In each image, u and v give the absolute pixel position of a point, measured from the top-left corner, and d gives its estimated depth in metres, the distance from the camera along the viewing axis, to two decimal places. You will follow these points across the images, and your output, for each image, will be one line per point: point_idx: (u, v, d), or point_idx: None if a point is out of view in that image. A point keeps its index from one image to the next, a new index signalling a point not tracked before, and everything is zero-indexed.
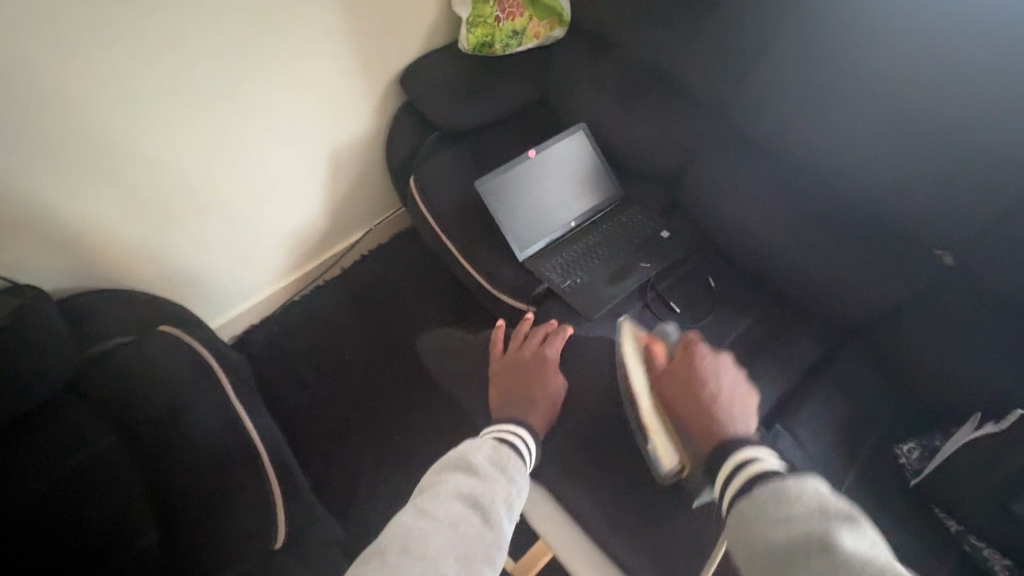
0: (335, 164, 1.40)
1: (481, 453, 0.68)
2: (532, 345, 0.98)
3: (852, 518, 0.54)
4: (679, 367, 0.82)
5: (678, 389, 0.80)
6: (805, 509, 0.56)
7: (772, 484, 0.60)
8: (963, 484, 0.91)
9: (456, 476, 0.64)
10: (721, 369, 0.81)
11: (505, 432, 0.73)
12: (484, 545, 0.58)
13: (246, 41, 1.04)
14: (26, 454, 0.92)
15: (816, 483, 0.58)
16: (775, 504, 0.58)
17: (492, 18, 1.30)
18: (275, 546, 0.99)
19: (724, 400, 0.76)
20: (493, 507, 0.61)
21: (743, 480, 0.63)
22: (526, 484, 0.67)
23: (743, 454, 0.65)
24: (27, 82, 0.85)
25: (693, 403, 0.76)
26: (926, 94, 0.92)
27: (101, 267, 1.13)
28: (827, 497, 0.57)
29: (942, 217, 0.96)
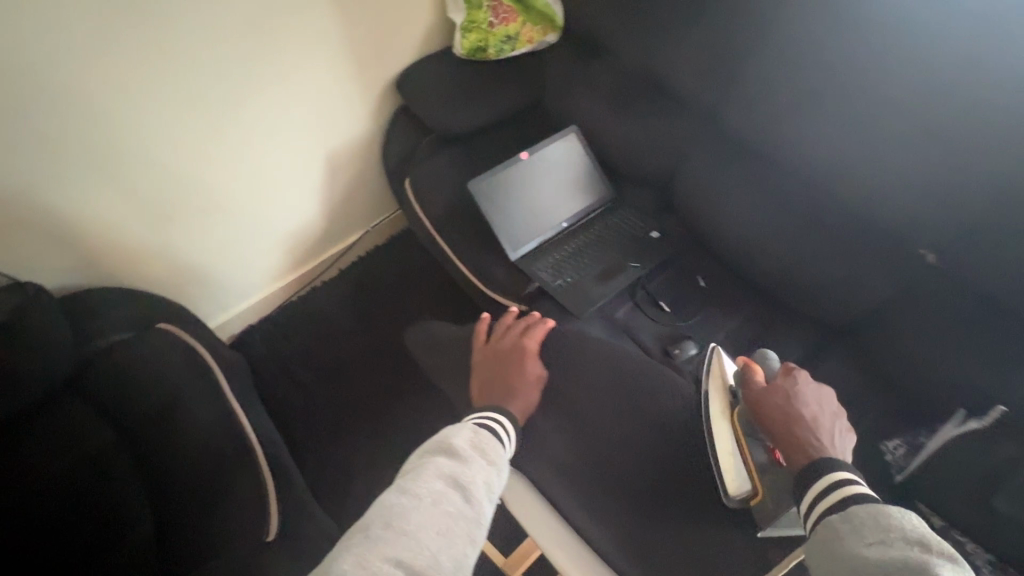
0: (333, 165, 1.42)
1: (463, 435, 0.69)
2: (515, 336, 1.01)
3: (953, 559, 0.57)
4: (783, 389, 0.81)
5: (779, 408, 0.79)
6: (905, 538, 0.59)
7: (877, 509, 0.62)
8: (946, 479, 0.93)
9: (439, 457, 0.66)
10: (823, 399, 0.81)
11: (485, 419, 0.75)
12: (465, 523, 0.60)
13: (244, 43, 1.07)
14: (29, 447, 0.95)
15: (914, 518, 0.61)
16: (876, 526, 0.61)
17: (486, 23, 1.33)
18: (268, 538, 1.00)
19: (827, 431, 0.76)
20: (474, 487, 0.63)
21: (839, 500, 0.65)
22: (505, 467, 0.69)
23: (841, 475, 0.68)
24: (28, 82, 0.87)
25: (796, 428, 0.76)
26: (908, 95, 0.94)
27: (102, 265, 1.15)
28: (926, 533, 0.60)
29: (926, 216, 0.98)
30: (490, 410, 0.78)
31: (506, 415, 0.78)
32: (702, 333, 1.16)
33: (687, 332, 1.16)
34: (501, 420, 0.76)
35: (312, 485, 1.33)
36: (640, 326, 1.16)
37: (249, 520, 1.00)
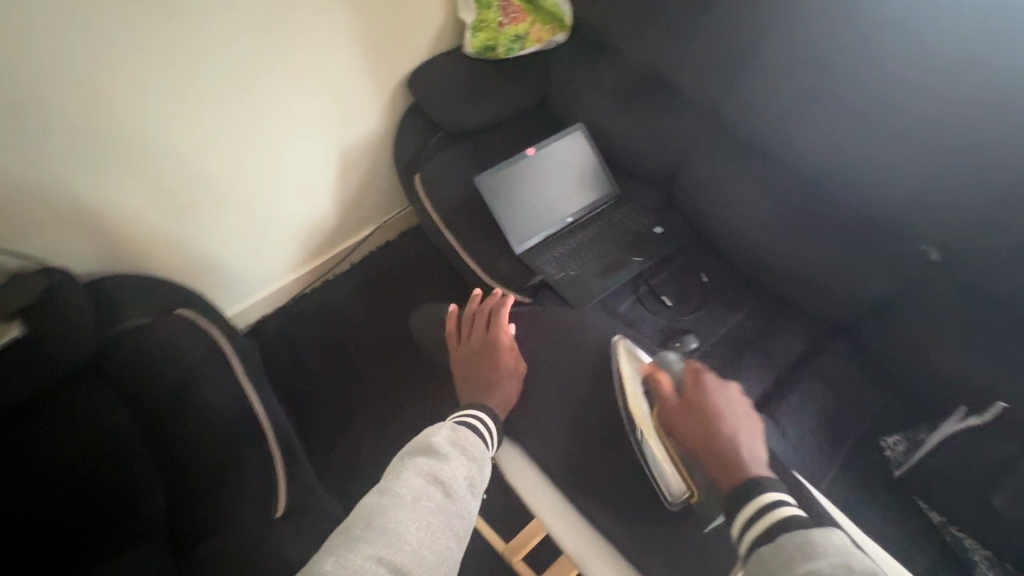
0: (345, 160, 1.46)
1: (442, 434, 0.72)
2: (484, 320, 0.97)
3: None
4: (694, 404, 0.79)
5: (696, 428, 0.76)
6: (833, 560, 0.55)
7: (803, 533, 0.59)
8: (945, 475, 0.93)
9: (419, 457, 0.68)
10: (734, 399, 0.79)
11: (466, 417, 0.78)
12: (446, 518, 0.63)
13: (260, 40, 1.11)
14: (50, 422, 1.00)
15: (840, 539, 0.58)
16: (805, 551, 0.57)
17: (496, 22, 1.36)
18: (275, 514, 1.04)
19: (745, 437, 0.74)
20: (454, 483, 0.66)
21: (768, 526, 0.62)
22: (485, 463, 0.72)
23: (770, 497, 0.65)
24: (58, 77, 0.92)
25: (719, 447, 0.74)
26: (910, 91, 0.95)
27: (123, 253, 1.20)
28: (854, 555, 0.56)
29: (929, 212, 0.98)
30: (472, 410, 0.80)
31: (486, 412, 0.81)
32: (703, 327, 1.17)
33: (687, 326, 1.17)
34: (483, 418, 0.79)
35: (320, 469, 1.37)
36: (641, 319, 1.18)
37: (258, 498, 1.04)
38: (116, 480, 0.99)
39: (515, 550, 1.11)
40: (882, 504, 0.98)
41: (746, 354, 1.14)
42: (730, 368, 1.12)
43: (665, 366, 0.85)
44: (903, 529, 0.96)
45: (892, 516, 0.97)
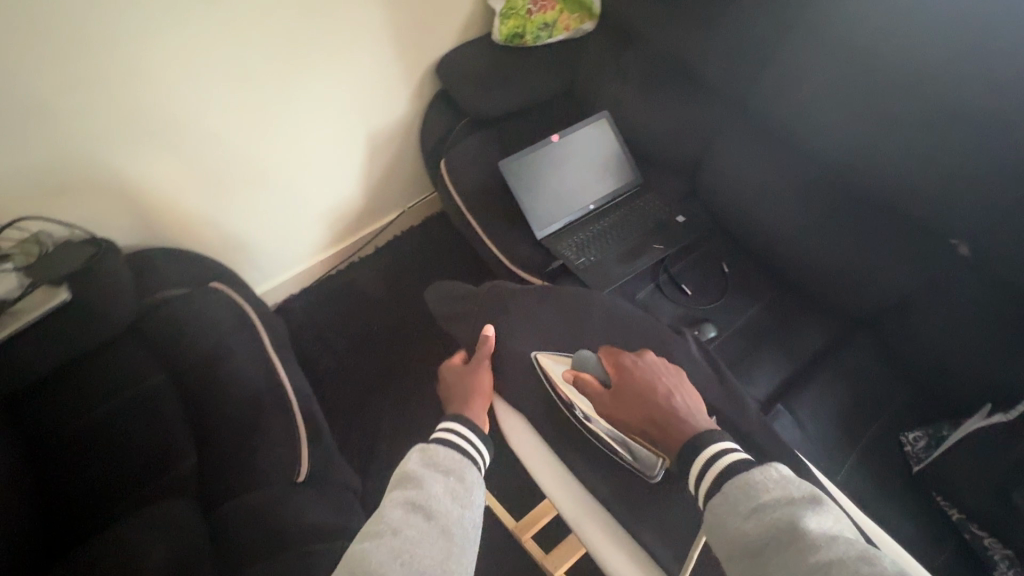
0: (373, 144, 1.50)
1: (412, 460, 0.68)
2: (476, 318, 0.90)
3: (816, 499, 0.56)
4: (626, 389, 0.73)
5: (637, 412, 0.71)
6: (777, 498, 0.57)
7: (743, 475, 0.60)
8: (966, 471, 0.91)
9: (395, 491, 0.64)
10: (653, 363, 0.76)
11: (438, 433, 0.72)
12: (431, 543, 0.59)
13: (293, 24, 1.14)
14: (93, 382, 1.07)
15: (780, 471, 0.60)
16: (749, 493, 0.58)
17: (525, 10, 1.38)
18: (298, 478, 1.08)
19: (679, 396, 0.72)
20: (433, 503, 0.62)
21: (714, 477, 0.62)
22: (466, 474, 0.67)
23: (714, 449, 0.64)
24: (104, 58, 0.96)
25: (661, 419, 0.70)
26: (944, 80, 0.92)
27: (161, 229, 1.25)
28: (793, 484, 0.58)
29: (961, 205, 0.95)
30: (445, 424, 0.73)
31: (466, 424, 0.73)
32: (722, 317, 1.17)
33: (707, 316, 1.17)
34: (461, 432, 0.72)
35: (340, 443, 1.41)
36: (660, 307, 1.18)
37: (281, 462, 1.07)
38: (140, 448, 1.04)
39: (526, 528, 1.12)
40: (900, 499, 0.97)
41: (763, 345, 1.13)
42: (748, 358, 1.11)
43: (582, 361, 0.77)
44: (919, 523, 0.95)
45: (909, 511, 0.96)
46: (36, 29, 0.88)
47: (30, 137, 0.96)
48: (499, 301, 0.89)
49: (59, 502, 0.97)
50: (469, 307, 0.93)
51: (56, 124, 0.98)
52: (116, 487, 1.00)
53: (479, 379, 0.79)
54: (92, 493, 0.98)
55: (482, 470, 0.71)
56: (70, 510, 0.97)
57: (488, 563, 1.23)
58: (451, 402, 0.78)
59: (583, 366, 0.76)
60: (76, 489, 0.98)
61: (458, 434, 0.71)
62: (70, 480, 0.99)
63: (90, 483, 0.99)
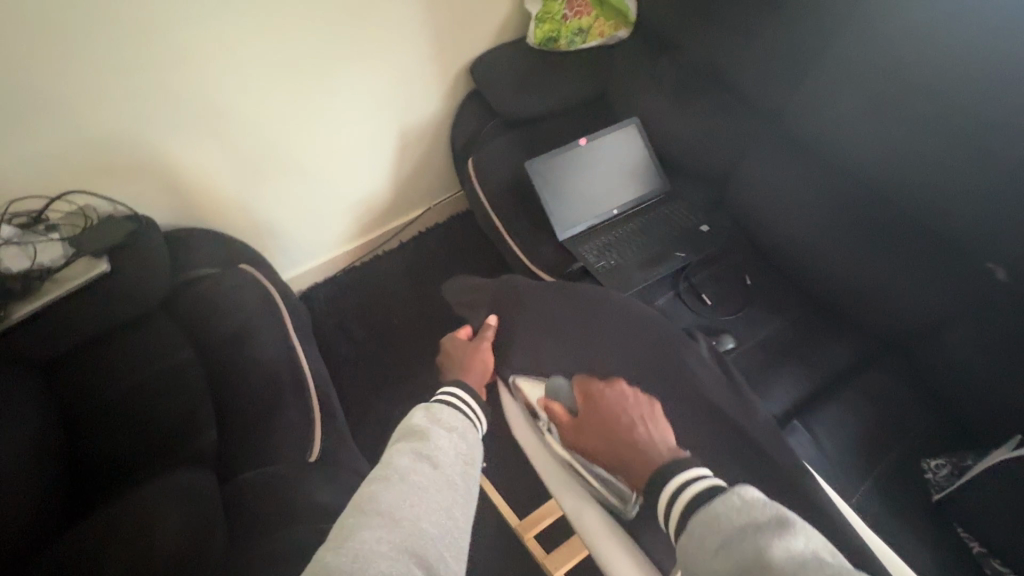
0: (404, 139, 1.53)
1: (417, 415, 0.70)
2: (489, 308, 0.91)
3: (781, 523, 0.54)
4: (589, 420, 0.72)
5: (597, 442, 0.70)
6: (742, 530, 0.55)
7: (705, 509, 0.57)
8: (992, 502, 0.87)
9: (400, 442, 0.67)
10: (625, 392, 0.73)
11: (445, 395, 0.74)
12: (437, 490, 0.62)
13: (335, 20, 1.18)
14: (125, 352, 1.12)
15: (743, 495, 0.57)
16: (713, 527, 0.56)
17: (560, 15, 1.40)
18: (309, 458, 1.08)
19: (643, 427, 0.69)
20: (439, 456, 0.65)
21: (679, 511, 0.60)
22: (466, 433, 0.71)
23: (676, 482, 0.61)
24: (158, 44, 1.02)
25: (621, 451, 0.68)
26: (987, 98, 0.90)
27: (198, 211, 1.30)
28: (759, 507, 0.56)
29: (998, 227, 0.92)
30: (447, 388, 0.76)
31: (466, 390, 0.76)
32: (741, 329, 1.15)
33: (726, 327, 1.15)
34: (462, 398, 0.74)
35: (354, 431, 1.44)
36: (679, 315, 1.17)
37: (293, 441, 1.09)
38: (163, 416, 1.08)
39: (530, 527, 1.11)
40: (920, 526, 0.93)
41: (782, 360, 1.11)
42: (767, 372, 1.09)
43: (554, 391, 0.77)
44: (940, 553, 0.90)
45: (928, 540, 0.92)
46: (100, 11, 0.94)
47: (85, 115, 1.03)
48: (512, 295, 0.90)
49: (86, 462, 1.02)
50: (483, 294, 0.94)
51: (111, 105, 1.04)
52: (136, 452, 1.03)
53: (482, 357, 0.83)
54: (115, 457, 1.02)
55: (479, 432, 0.74)
56: (95, 473, 1.01)
57: (489, 561, 1.23)
58: (452, 373, 0.82)
59: (555, 396, 0.77)
60: (101, 453, 1.03)
61: (459, 396, 0.74)
62: (97, 441, 1.03)
63: (114, 446, 1.04)
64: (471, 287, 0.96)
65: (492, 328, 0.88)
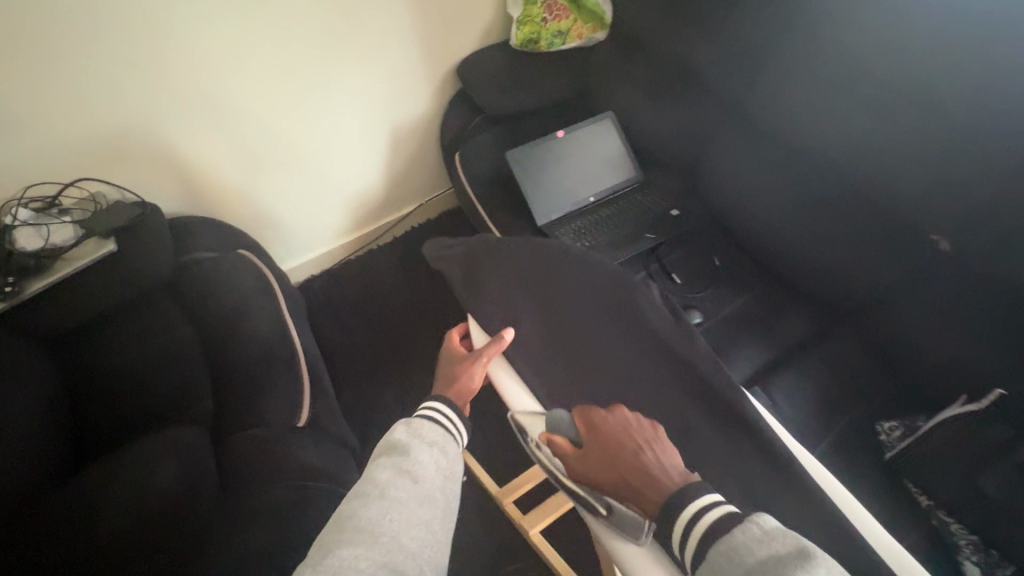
0: (395, 136, 1.62)
1: (398, 431, 0.75)
2: (460, 262, 0.96)
3: (803, 553, 0.53)
4: (592, 446, 0.72)
5: (604, 468, 0.70)
6: (764, 561, 0.53)
7: (726, 539, 0.56)
8: (938, 458, 0.91)
9: (381, 458, 0.72)
10: (626, 417, 0.74)
11: (430, 410, 0.78)
12: (416, 504, 0.67)
13: (328, 20, 1.27)
14: (129, 329, 1.20)
15: (762, 525, 0.56)
16: (734, 559, 0.55)
17: (540, 18, 1.48)
18: (297, 424, 1.15)
19: (650, 449, 0.69)
20: (418, 471, 0.70)
21: (697, 540, 0.59)
22: (446, 446, 0.75)
23: (692, 512, 0.60)
24: (165, 43, 1.11)
25: (630, 476, 0.68)
26: (926, 83, 0.97)
27: (201, 201, 1.39)
28: (778, 538, 0.55)
29: (940, 201, 0.99)
30: (428, 403, 0.80)
31: (450, 407, 0.79)
32: (709, 305, 1.21)
33: (694, 302, 1.21)
34: (446, 414, 0.78)
35: (346, 410, 1.51)
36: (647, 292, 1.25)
37: (283, 408, 1.15)
38: (162, 389, 1.15)
39: (508, 493, 1.16)
40: (873, 483, 0.98)
41: (745, 333, 1.17)
42: (731, 344, 1.15)
43: (555, 423, 0.78)
44: (892, 508, 0.95)
45: (879, 495, 0.97)
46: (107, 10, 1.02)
47: (95, 106, 1.11)
48: (484, 251, 0.94)
49: (89, 428, 1.10)
50: (456, 250, 0.98)
51: (120, 99, 1.13)
52: (138, 417, 1.11)
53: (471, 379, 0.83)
54: (116, 422, 1.10)
55: (461, 445, 0.79)
56: (99, 441, 1.09)
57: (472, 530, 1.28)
58: (443, 377, 0.85)
59: (556, 428, 0.77)
60: (103, 421, 1.10)
61: (441, 411, 0.78)
62: (100, 410, 1.11)
63: (118, 415, 1.11)
64: (446, 243, 1.01)
65: (506, 343, 0.85)
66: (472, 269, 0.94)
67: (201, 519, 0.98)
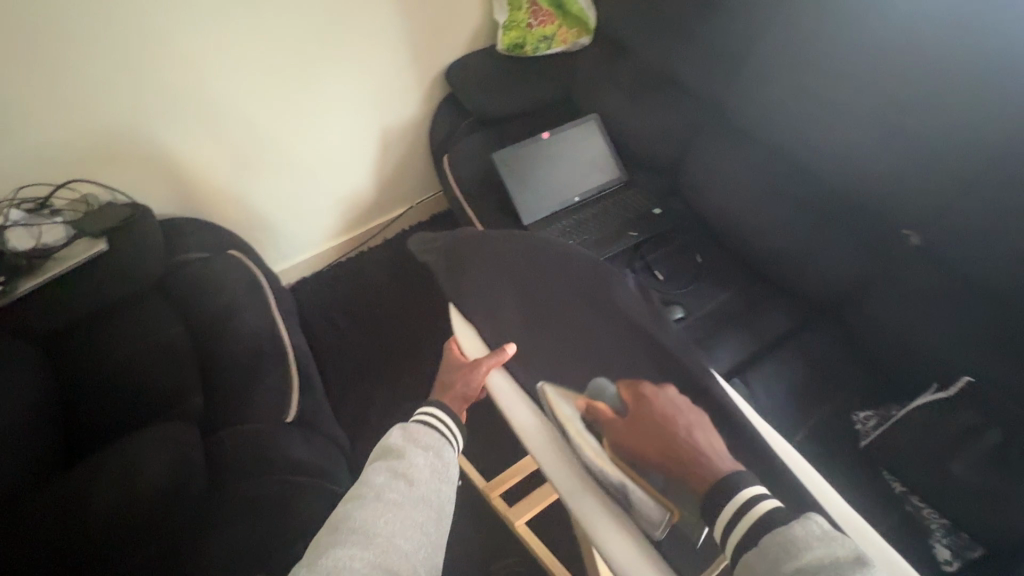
0: (385, 139, 1.65)
1: (394, 435, 0.77)
2: (445, 256, 0.99)
3: (861, 560, 0.54)
4: (644, 420, 0.67)
5: (658, 442, 0.64)
6: (818, 557, 0.54)
7: (785, 531, 0.57)
8: (910, 444, 0.94)
9: (378, 461, 0.74)
10: (677, 395, 0.70)
11: (428, 417, 0.79)
12: (411, 506, 0.69)
13: (318, 25, 1.31)
14: (120, 327, 1.21)
15: (819, 524, 0.57)
16: (790, 551, 0.55)
17: (525, 23, 1.54)
18: (286, 419, 1.17)
19: (703, 431, 0.66)
20: (414, 474, 0.72)
21: (746, 526, 0.58)
22: (442, 452, 0.76)
23: (747, 499, 0.60)
24: (158, 47, 1.14)
25: (682, 456, 0.63)
26: (892, 83, 1.01)
27: (193, 203, 1.41)
28: (834, 539, 0.56)
29: (909, 196, 1.03)
30: (425, 409, 0.81)
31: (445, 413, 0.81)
32: (692, 301, 1.24)
33: (677, 298, 1.24)
34: (441, 419, 0.79)
35: (336, 409, 1.52)
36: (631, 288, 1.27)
37: (272, 404, 1.17)
38: (152, 386, 1.15)
39: (497, 487, 1.18)
40: (849, 470, 1.01)
41: (726, 328, 1.20)
42: (712, 338, 1.18)
43: (599, 394, 0.74)
44: (867, 495, 0.98)
45: (858, 483, 0.99)
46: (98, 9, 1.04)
47: (88, 108, 1.13)
48: (466, 243, 0.97)
49: (80, 427, 1.11)
50: (439, 244, 1.01)
51: (113, 101, 1.15)
52: (126, 414, 1.12)
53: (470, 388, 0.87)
54: (105, 422, 1.11)
55: (457, 450, 0.80)
56: (89, 439, 1.10)
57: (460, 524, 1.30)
58: (442, 381, 0.90)
59: (599, 398, 0.74)
60: (94, 419, 1.11)
61: (437, 416, 0.79)
62: (91, 407, 1.12)
63: (109, 413, 1.12)
64: (431, 237, 1.04)
65: (506, 357, 0.87)
66: (455, 262, 0.97)
67: (192, 523, 0.98)
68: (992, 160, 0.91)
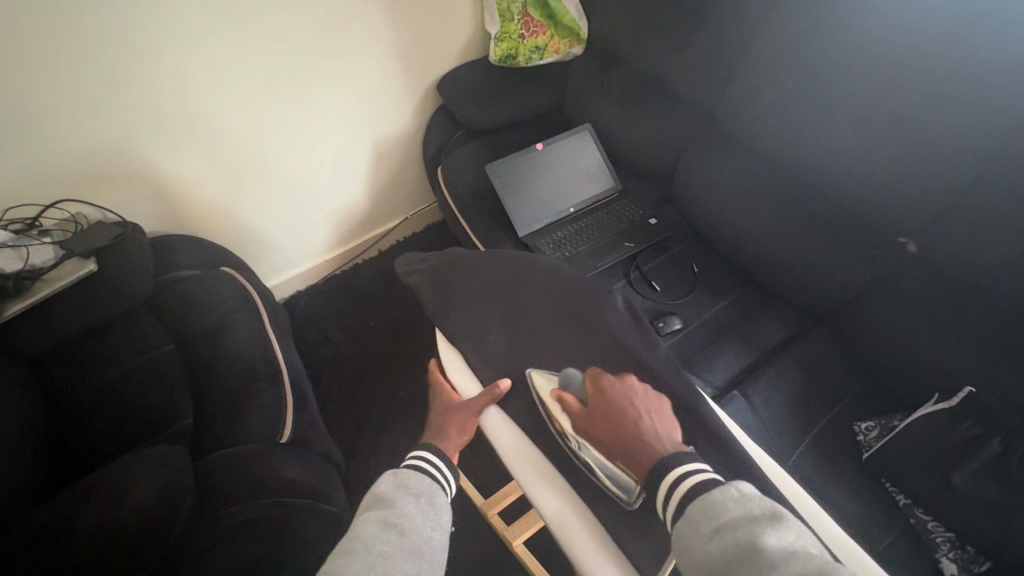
0: (378, 152, 1.64)
1: (385, 482, 0.74)
2: (430, 276, 0.96)
3: (775, 516, 0.58)
4: (598, 410, 0.72)
5: (608, 430, 0.71)
6: (735, 517, 0.59)
7: (705, 498, 0.62)
8: (910, 454, 0.93)
9: (368, 511, 0.70)
10: (635, 386, 0.74)
11: (421, 462, 0.78)
12: (403, 557, 0.64)
13: (308, 39, 1.30)
14: (105, 347, 1.20)
15: (740, 488, 0.61)
16: (710, 514, 0.60)
17: (517, 34, 1.51)
18: (280, 439, 1.15)
19: (649, 419, 0.71)
20: (405, 523, 0.68)
21: (677, 498, 0.64)
22: (435, 498, 0.73)
23: (677, 473, 0.65)
24: (146, 63, 1.12)
25: (628, 441, 0.70)
26: (885, 90, 1.01)
27: (182, 220, 1.40)
28: (754, 500, 0.60)
29: (905, 204, 1.02)
30: (417, 454, 0.79)
31: (438, 454, 0.79)
32: (687, 312, 1.23)
33: (675, 309, 1.23)
34: (433, 463, 0.78)
35: (331, 425, 1.50)
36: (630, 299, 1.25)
37: (266, 424, 1.15)
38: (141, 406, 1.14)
39: (493, 504, 1.16)
40: (850, 482, 0.99)
41: (722, 338, 1.19)
42: (708, 349, 1.17)
43: (566, 382, 0.77)
44: (871, 509, 0.96)
45: (859, 495, 0.98)
46: (78, 22, 1.01)
47: (75, 126, 1.11)
48: (451, 263, 0.95)
49: (70, 449, 1.09)
50: (427, 264, 0.99)
51: (100, 117, 1.13)
52: (119, 434, 1.11)
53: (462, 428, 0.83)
54: (98, 440, 1.10)
55: (449, 495, 0.77)
56: (77, 462, 1.08)
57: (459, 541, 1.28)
58: (432, 424, 0.85)
59: (567, 387, 0.77)
60: (82, 441, 1.10)
61: (426, 461, 0.77)
62: (79, 430, 1.11)
63: (96, 435, 1.10)
64: (419, 258, 1.02)
65: (501, 394, 0.83)
66: (438, 281, 0.94)
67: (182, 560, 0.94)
68: (990, 163, 0.90)
